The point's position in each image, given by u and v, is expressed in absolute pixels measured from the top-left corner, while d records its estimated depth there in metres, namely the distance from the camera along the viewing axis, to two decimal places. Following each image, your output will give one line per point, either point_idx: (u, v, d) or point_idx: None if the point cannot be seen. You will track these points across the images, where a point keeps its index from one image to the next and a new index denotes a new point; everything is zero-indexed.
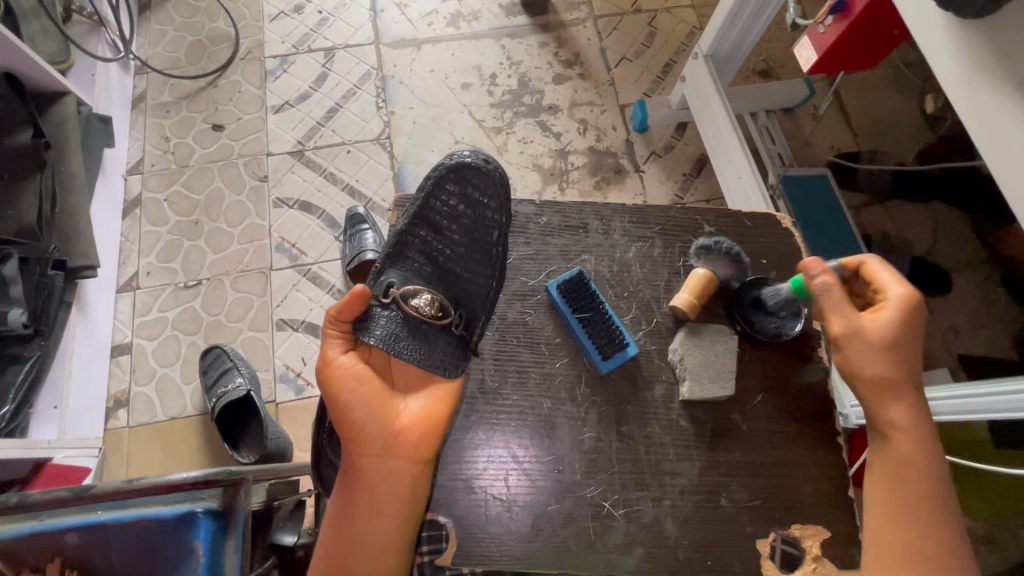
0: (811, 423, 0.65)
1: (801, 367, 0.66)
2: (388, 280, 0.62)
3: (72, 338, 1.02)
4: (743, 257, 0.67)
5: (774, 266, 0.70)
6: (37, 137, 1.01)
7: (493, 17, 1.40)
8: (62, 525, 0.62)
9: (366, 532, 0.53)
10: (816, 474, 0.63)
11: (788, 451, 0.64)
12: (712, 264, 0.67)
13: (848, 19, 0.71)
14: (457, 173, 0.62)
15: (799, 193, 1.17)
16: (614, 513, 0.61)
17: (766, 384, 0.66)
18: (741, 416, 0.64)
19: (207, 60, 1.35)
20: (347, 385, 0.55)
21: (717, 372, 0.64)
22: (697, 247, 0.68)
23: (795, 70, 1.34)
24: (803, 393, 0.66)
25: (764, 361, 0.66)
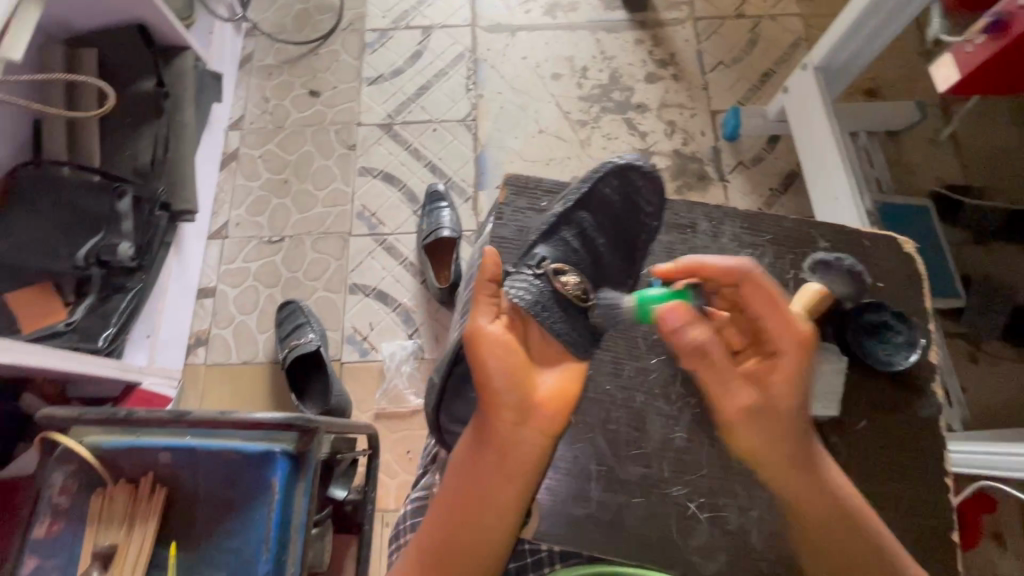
0: (916, 458, 0.63)
1: (912, 397, 0.64)
2: (541, 253, 0.55)
3: (167, 276, 1.09)
4: (864, 277, 0.65)
5: (891, 290, 0.68)
6: (159, 86, 1.08)
7: (591, 10, 1.39)
8: (157, 445, 0.68)
9: (487, 499, 0.52)
10: (908, 509, 0.62)
11: (883, 482, 0.62)
12: (829, 279, 0.65)
13: (1003, 41, 0.66)
14: (623, 174, 0.60)
15: (896, 222, 1.11)
16: (699, 515, 0.61)
17: (873, 410, 0.64)
18: (841, 440, 0.63)
19: (311, 28, 1.40)
20: (494, 351, 0.51)
21: (820, 391, 0.62)
22: (813, 260, 0.67)
23: (906, 92, 1.25)
24: (912, 426, 0.64)
25: (874, 387, 0.65)
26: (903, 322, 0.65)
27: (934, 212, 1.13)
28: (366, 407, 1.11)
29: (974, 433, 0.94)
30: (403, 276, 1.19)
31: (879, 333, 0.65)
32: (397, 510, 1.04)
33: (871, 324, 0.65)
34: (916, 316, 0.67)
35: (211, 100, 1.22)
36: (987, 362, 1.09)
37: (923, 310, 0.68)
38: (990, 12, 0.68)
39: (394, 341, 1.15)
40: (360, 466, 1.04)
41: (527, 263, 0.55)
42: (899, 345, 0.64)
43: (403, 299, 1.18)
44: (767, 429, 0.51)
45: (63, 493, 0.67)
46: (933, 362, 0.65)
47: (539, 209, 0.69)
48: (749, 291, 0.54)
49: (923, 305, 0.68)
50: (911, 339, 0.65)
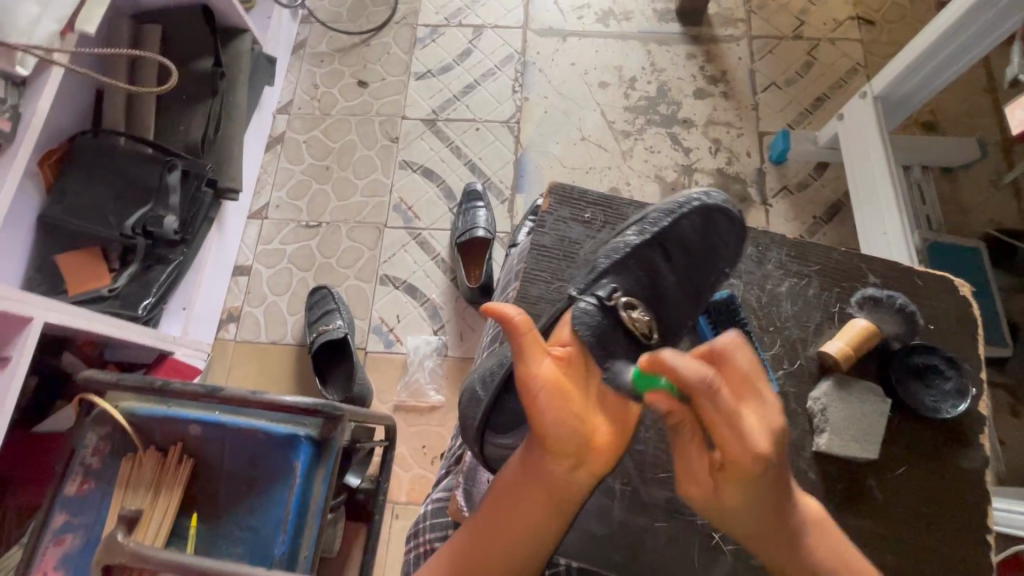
0: (957, 513, 0.61)
1: (956, 449, 0.62)
2: (613, 286, 0.57)
3: (207, 251, 1.12)
4: (916, 316, 0.63)
5: (943, 334, 0.66)
6: (216, 66, 1.10)
7: (645, 21, 1.38)
8: (187, 417, 0.69)
9: (526, 533, 0.51)
10: (941, 564, 0.60)
11: (920, 532, 0.60)
12: (878, 317, 0.64)
13: None
14: (700, 212, 0.60)
15: (944, 261, 1.07)
16: (723, 547, 0.60)
17: (915, 458, 0.62)
18: (878, 485, 0.61)
19: (366, 20, 1.42)
20: (551, 398, 0.47)
21: (863, 433, 0.60)
22: (861, 296, 0.65)
23: (966, 128, 1.21)
24: (956, 479, 0.61)
25: (917, 434, 0.62)
26: (951, 367, 0.63)
27: (987, 255, 1.09)
28: (386, 398, 1.12)
29: (1011, 491, 0.90)
30: (433, 272, 1.20)
31: (924, 376, 0.63)
32: (408, 503, 1.05)
33: (917, 367, 0.63)
34: (968, 363, 0.65)
35: (263, 83, 1.25)
36: None
37: (975, 358, 0.65)
38: None
39: (420, 336, 1.15)
40: (376, 456, 1.05)
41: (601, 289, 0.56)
42: (948, 393, 0.62)
43: (432, 294, 1.18)
44: (750, 524, 0.48)
45: (94, 454, 0.68)
46: (982, 415, 0.63)
47: (582, 220, 0.69)
48: (729, 369, 0.46)
49: (976, 352, 0.65)
50: (960, 387, 0.62)
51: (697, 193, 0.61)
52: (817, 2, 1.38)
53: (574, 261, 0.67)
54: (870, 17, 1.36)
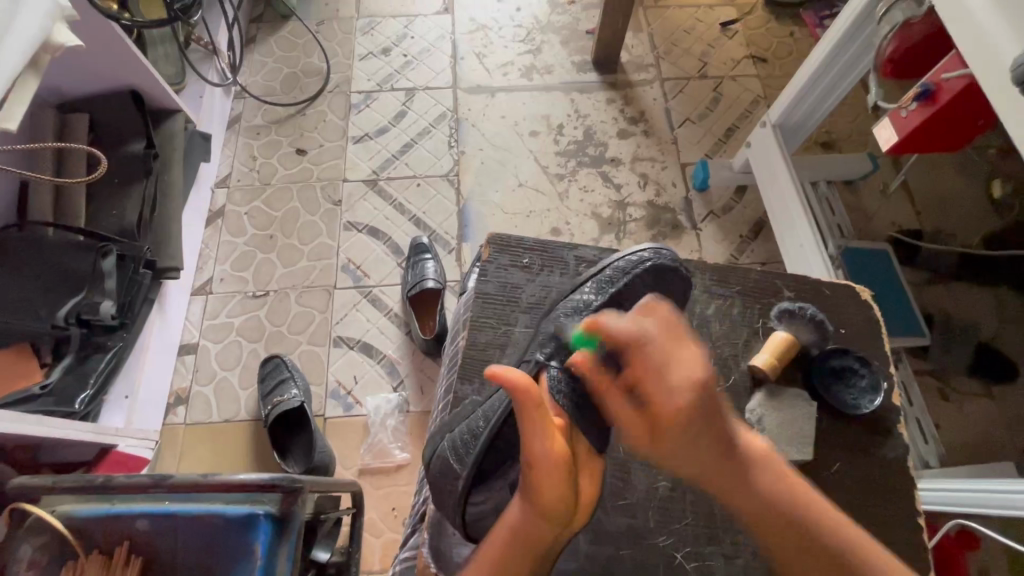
0: (892, 499, 0.65)
1: (881, 439, 0.67)
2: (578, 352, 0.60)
3: (149, 333, 1.08)
4: (826, 324, 0.70)
5: (854, 335, 0.72)
6: (148, 148, 1.11)
7: (565, 72, 1.49)
8: (135, 511, 0.66)
9: None
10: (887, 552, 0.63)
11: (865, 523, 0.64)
12: (794, 327, 0.69)
13: (933, 107, 0.72)
14: (655, 271, 0.65)
15: (858, 265, 1.16)
16: (685, 566, 0.61)
17: (846, 452, 0.66)
18: (818, 484, 0.65)
19: (299, 91, 1.46)
20: (564, 471, 0.47)
21: (796, 435, 0.64)
22: (780, 309, 0.71)
23: (858, 144, 1.35)
24: (885, 466, 0.66)
25: (845, 429, 0.67)
26: (866, 366, 0.68)
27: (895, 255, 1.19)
28: (350, 463, 1.09)
29: (949, 470, 0.96)
30: (387, 328, 1.20)
31: (844, 377, 0.68)
32: (381, 572, 1.01)
33: (835, 370, 0.68)
34: (880, 359, 0.71)
35: (199, 160, 1.25)
36: (957, 398, 1.13)
37: (885, 354, 0.71)
38: (918, 82, 0.75)
39: (379, 394, 1.14)
40: (343, 526, 1.01)
41: (563, 356, 0.60)
42: (864, 390, 0.67)
43: (388, 351, 1.18)
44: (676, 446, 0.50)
45: (30, 569, 0.64)
46: (897, 405, 0.68)
47: (521, 265, 0.72)
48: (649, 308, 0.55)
49: (884, 349, 0.72)
50: (874, 382, 0.68)
51: (649, 250, 0.66)
52: (715, 45, 1.54)
53: (518, 306, 0.70)
54: (763, 56, 1.52)
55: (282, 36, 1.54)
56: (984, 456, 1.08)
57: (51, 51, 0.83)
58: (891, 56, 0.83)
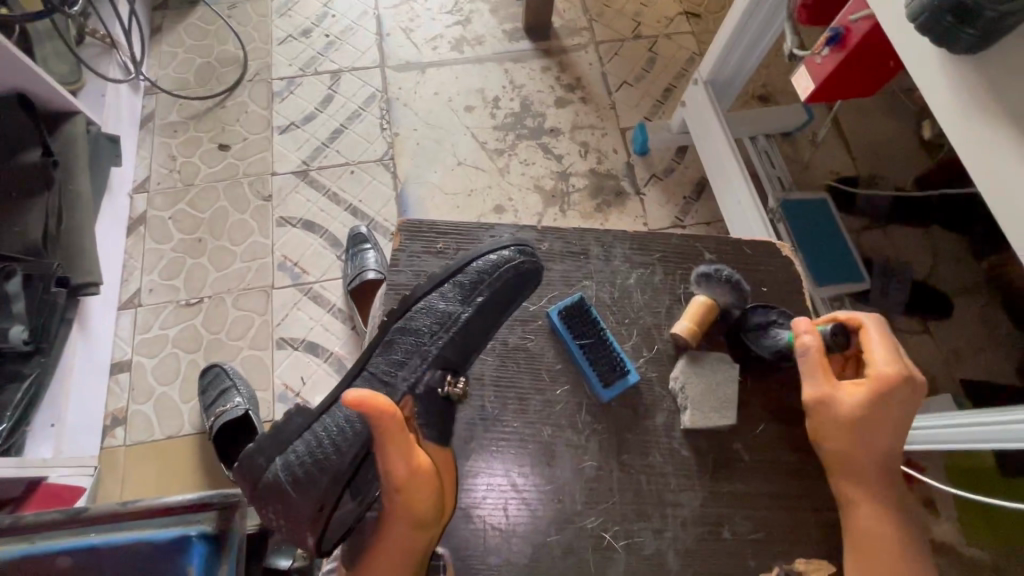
0: (815, 452, 0.66)
1: (803, 394, 0.68)
2: (436, 371, 0.58)
3: (73, 353, 1.01)
4: (742, 283, 0.67)
5: (774, 292, 0.72)
6: (46, 155, 1.02)
7: (497, 42, 1.43)
8: (55, 548, 0.62)
9: None
10: (811, 503, 0.64)
11: (791, 478, 0.64)
12: (712, 291, 0.67)
13: (844, 51, 0.71)
14: (519, 272, 0.61)
15: (796, 217, 1.17)
16: (615, 544, 0.60)
17: (767, 412, 0.66)
18: (743, 446, 0.65)
19: (216, 82, 1.37)
20: (422, 485, 0.50)
21: (718, 402, 0.64)
22: (697, 273, 0.68)
23: (792, 96, 1.35)
24: (806, 421, 0.67)
25: (768, 388, 0.67)
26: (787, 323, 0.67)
27: (832, 204, 1.20)
28: None
29: None
30: (332, 325, 1.16)
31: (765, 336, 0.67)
32: None
33: (756, 330, 0.67)
34: (802, 314, 0.71)
35: (109, 165, 1.17)
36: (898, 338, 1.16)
37: (805, 309, 0.72)
38: (828, 26, 0.74)
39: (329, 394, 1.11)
40: None
41: (424, 378, 0.58)
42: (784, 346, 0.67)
43: (335, 348, 1.14)
44: (856, 455, 0.58)
45: None
46: None
47: (435, 251, 0.69)
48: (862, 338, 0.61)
49: (804, 304, 0.72)
50: None
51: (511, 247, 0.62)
52: (648, 3, 1.50)
53: None
54: (696, 11, 1.50)
55: (192, 22, 1.43)
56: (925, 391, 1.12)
57: None
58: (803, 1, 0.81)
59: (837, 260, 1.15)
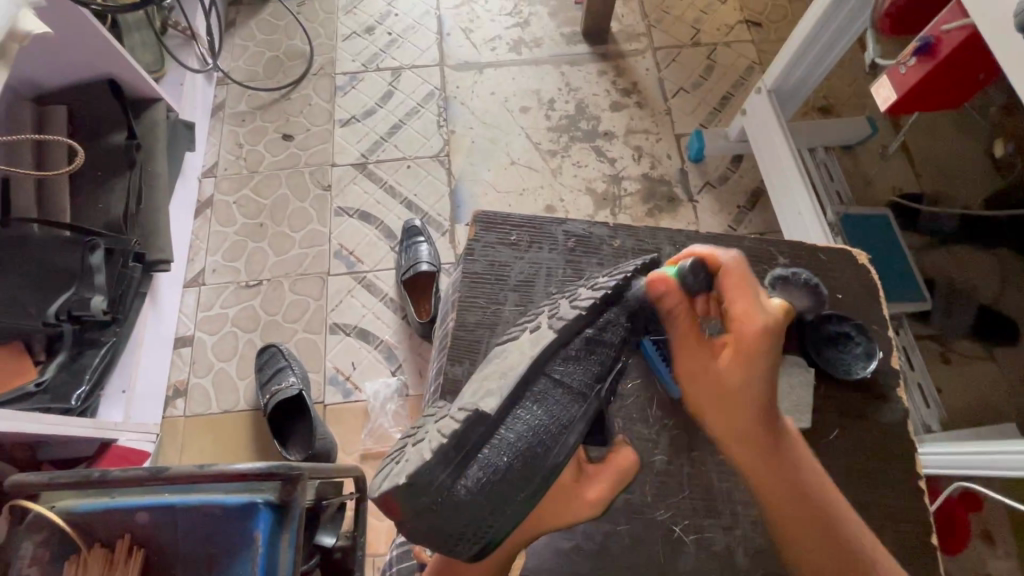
0: (892, 464, 0.64)
1: (880, 405, 0.66)
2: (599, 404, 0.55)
3: (143, 327, 1.07)
4: (821, 288, 0.67)
5: (851, 301, 0.71)
6: (131, 139, 1.08)
7: (554, 45, 1.45)
8: (133, 505, 0.66)
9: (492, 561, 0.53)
10: (884, 514, 0.63)
11: (865, 489, 0.63)
12: (790, 293, 0.66)
13: (933, 61, 0.70)
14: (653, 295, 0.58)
15: (858, 231, 1.14)
16: (684, 538, 0.61)
17: (843, 420, 0.65)
18: (816, 452, 0.64)
19: (283, 75, 1.43)
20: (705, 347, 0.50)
21: (792, 405, 0.63)
22: (772, 277, 0.67)
23: (857, 107, 1.32)
24: (883, 432, 0.65)
25: (844, 397, 0.66)
26: (859, 333, 0.67)
27: (894, 220, 1.17)
28: (351, 449, 1.09)
29: (951, 433, 0.96)
30: (383, 313, 1.19)
31: (838, 343, 0.67)
32: (387, 552, 1.02)
33: (830, 336, 0.67)
34: (877, 324, 0.70)
35: (184, 149, 1.23)
36: (959, 361, 1.12)
37: (882, 319, 0.70)
38: (916, 36, 0.73)
39: (378, 380, 1.14)
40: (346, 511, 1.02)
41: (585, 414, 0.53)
42: (856, 355, 0.67)
43: (385, 336, 1.17)
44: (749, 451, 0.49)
45: (32, 564, 0.64)
46: (895, 370, 0.67)
47: (510, 243, 0.71)
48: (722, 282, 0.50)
49: (881, 314, 0.71)
50: (868, 349, 0.67)
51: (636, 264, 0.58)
52: (707, 10, 1.49)
53: (507, 284, 0.68)
54: (757, 20, 1.48)
55: (263, 18, 1.50)
56: (987, 418, 1.08)
57: (20, 41, 0.80)
58: (889, 10, 0.80)
59: (901, 276, 1.12)
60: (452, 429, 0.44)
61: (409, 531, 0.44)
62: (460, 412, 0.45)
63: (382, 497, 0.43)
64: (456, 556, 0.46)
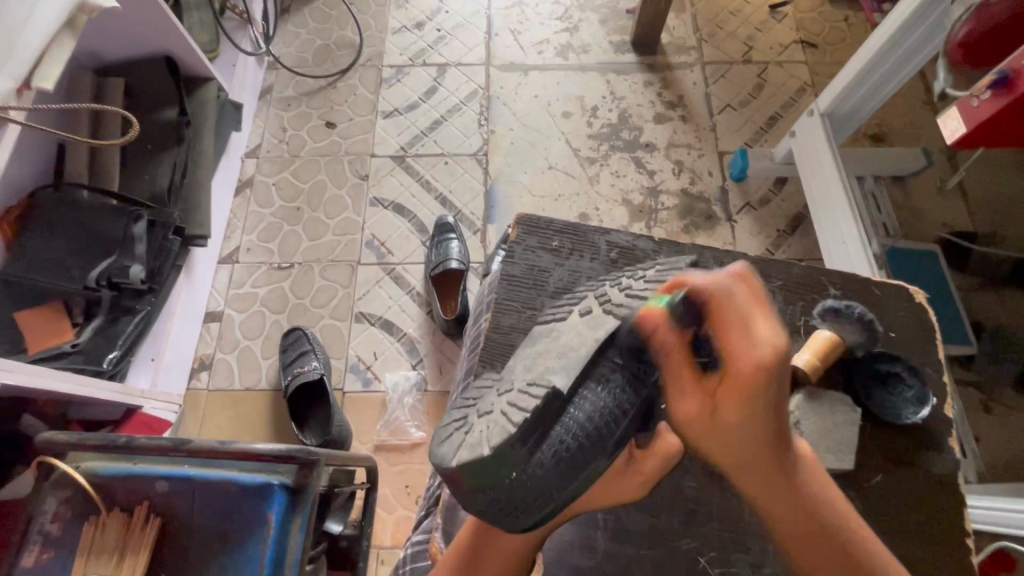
0: (935, 514, 0.61)
1: (927, 452, 0.63)
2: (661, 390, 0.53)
3: (177, 298, 1.10)
4: (876, 324, 0.64)
5: (902, 339, 0.68)
6: (181, 115, 1.10)
7: (602, 52, 1.44)
8: (156, 472, 0.67)
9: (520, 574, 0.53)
10: (921, 568, 0.60)
11: (904, 539, 0.60)
12: (840, 327, 0.64)
13: (1010, 96, 0.67)
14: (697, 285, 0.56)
15: (905, 266, 1.10)
16: (708, 568, 0.59)
17: (885, 463, 0.62)
18: (856, 494, 0.61)
19: (331, 63, 1.45)
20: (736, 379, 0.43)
21: (835, 443, 0.60)
22: (823, 307, 0.65)
23: (912, 138, 1.27)
24: (928, 480, 0.62)
25: (888, 440, 0.63)
26: (912, 375, 0.64)
27: (943, 258, 1.13)
28: (366, 439, 1.09)
29: (989, 487, 0.91)
30: (409, 306, 1.20)
31: (888, 383, 0.64)
32: (394, 547, 1.02)
33: (880, 376, 0.64)
34: (928, 367, 0.67)
35: (230, 129, 1.25)
36: (1001, 412, 1.07)
37: (933, 362, 0.67)
38: (994, 68, 0.69)
39: (399, 372, 1.14)
40: (357, 500, 1.02)
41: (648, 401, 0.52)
42: (907, 399, 0.64)
43: (409, 329, 1.18)
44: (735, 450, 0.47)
45: (55, 521, 0.66)
46: (944, 417, 0.64)
47: (550, 248, 0.70)
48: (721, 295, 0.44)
49: (936, 358, 0.67)
50: (920, 395, 0.64)
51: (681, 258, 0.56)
52: (762, 28, 1.46)
53: (545, 290, 0.68)
54: (813, 41, 1.44)
55: (316, 6, 1.52)
56: None
57: (88, 13, 0.82)
58: (964, 40, 0.77)
59: (947, 317, 1.07)
60: (530, 404, 0.44)
61: (473, 501, 0.45)
62: (526, 394, 0.45)
63: (454, 469, 0.44)
64: (510, 528, 0.47)
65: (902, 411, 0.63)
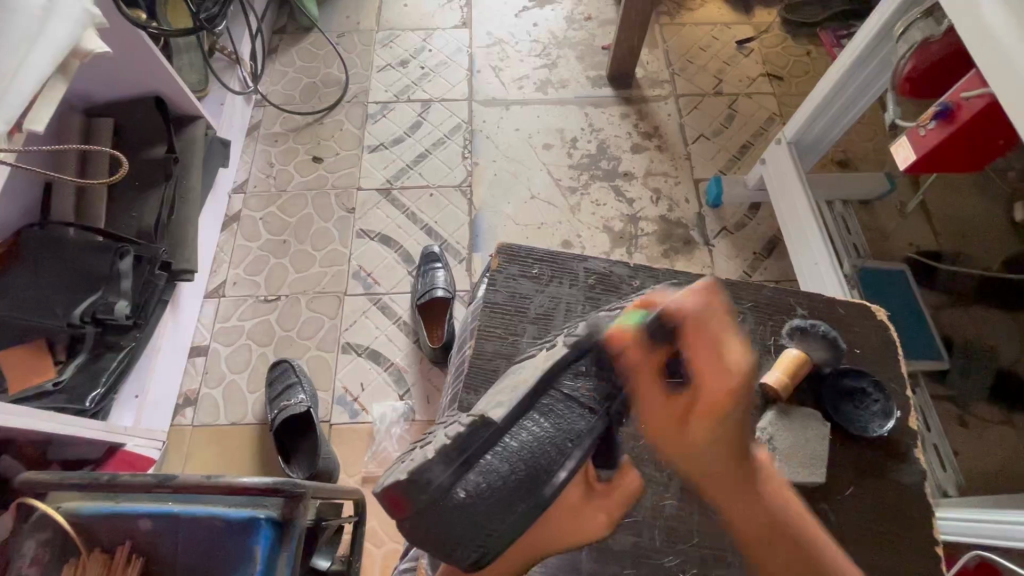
0: (908, 525, 0.63)
1: (897, 464, 0.65)
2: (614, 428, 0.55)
3: (161, 333, 1.09)
4: (840, 342, 0.67)
5: (868, 356, 0.71)
6: (169, 152, 1.12)
7: (580, 87, 1.50)
8: (138, 510, 0.66)
9: None
10: None
11: (881, 552, 0.62)
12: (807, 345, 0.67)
13: (952, 126, 0.72)
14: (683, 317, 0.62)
15: (874, 285, 1.14)
16: None
17: (858, 476, 0.64)
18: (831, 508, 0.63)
19: (318, 100, 1.49)
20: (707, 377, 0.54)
21: (809, 458, 0.62)
22: (791, 326, 0.69)
23: (874, 164, 1.34)
24: (900, 491, 0.64)
25: (859, 453, 0.65)
26: (878, 389, 0.66)
27: (911, 277, 1.17)
28: (353, 471, 1.08)
29: (969, 500, 0.92)
30: (395, 336, 1.21)
31: (855, 398, 0.66)
32: None
33: (848, 390, 0.67)
34: (894, 381, 0.69)
35: (217, 166, 1.27)
36: (977, 425, 1.10)
37: (899, 376, 0.70)
38: (937, 100, 0.75)
39: (385, 403, 1.14)
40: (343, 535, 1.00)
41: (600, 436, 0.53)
42: (875, 413, 0.66)
43: (396, 358, 1.18)
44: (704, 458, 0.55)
45: (32, 564, 0.64)
46: (911, 429, 0.66)
47: (531, 275, 0.72)
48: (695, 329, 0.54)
49: (900, 372, 0.70)
50: (886, 407, 0.66)
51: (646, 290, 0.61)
52: (730, 62, 1.54)
53: (526, 315, 0.70)
54: (779, 74, 1.52)
55: (304, 47, 1.57)
56: (1007, 486, 1.04)
57: (81, 58, 0.85)
58: (909, 74, 0.83)
59: (917, 333, 1.11)
60: (458, 430, 0.47)
61: (410, 529, 0.45)
62: (466, 418, 0.49)
63: (387, 494, 0.45)
64: (456, 564, 0.46)
65: (866, 424, 0.65)
